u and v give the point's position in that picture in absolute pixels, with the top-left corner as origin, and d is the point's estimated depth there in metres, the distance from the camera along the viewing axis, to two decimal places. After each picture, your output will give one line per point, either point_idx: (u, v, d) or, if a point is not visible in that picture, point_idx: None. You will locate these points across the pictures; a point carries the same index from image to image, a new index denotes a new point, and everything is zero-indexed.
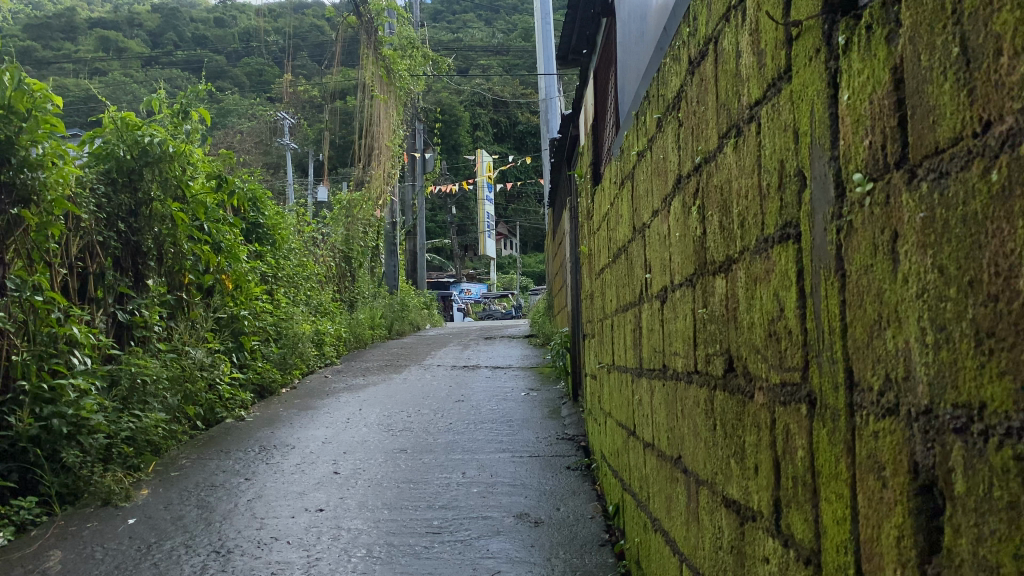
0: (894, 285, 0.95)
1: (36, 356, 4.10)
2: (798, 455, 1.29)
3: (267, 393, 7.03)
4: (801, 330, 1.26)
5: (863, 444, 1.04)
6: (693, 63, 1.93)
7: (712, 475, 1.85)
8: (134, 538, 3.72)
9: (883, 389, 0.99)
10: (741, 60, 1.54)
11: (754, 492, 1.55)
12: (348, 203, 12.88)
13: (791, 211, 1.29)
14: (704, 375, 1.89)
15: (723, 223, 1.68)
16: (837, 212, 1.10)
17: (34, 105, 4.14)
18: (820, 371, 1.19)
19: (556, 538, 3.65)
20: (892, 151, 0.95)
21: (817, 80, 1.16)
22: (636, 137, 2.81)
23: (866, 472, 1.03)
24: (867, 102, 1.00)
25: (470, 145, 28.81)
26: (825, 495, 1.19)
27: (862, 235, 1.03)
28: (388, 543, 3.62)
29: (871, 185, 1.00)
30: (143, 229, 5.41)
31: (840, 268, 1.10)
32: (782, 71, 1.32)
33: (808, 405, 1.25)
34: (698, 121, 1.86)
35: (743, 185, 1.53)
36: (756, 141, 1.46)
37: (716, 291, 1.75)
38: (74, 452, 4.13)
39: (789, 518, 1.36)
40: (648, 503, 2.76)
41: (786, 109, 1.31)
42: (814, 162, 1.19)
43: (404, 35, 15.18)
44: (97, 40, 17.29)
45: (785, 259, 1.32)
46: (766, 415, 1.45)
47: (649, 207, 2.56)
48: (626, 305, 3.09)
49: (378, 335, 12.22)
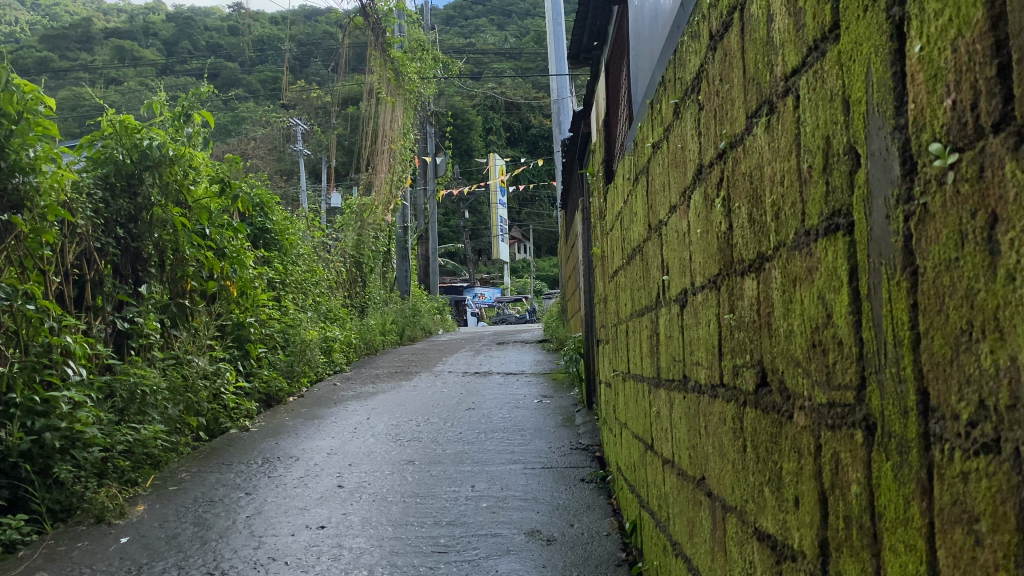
0: (992, 285, 0.73)
1: (29, 368, 3.88)
2: (851, 491, 1.08)
3: (273, 402, 6.82)
4: (855, 341, 1.04)
5: (946, 487, 0.82)
6: (715, 37, 1.71)
7: (742, 503, 1.62)
8: (124, 560, 3.51)
9: (976, 419, 0.77)
10: (773, 24, 1.33)
11: (794, 528, 1.32)
12: (358, 209, 12.67)
13: (840, 196, 1.08)
14: (731, 390, 1.66)
15: (753, 216, 1.46)
16: (906, 194, 0.88)
17: (25, 107, 3.92)
18: (881, 393, 0.97)
19: (570, 557, 3.43)
20: (988, 109, 0.73)
21: (874, 33, 0.95)
22: (651, 128, 2.58)
23: (952, 523, 0.81)
24: (950, 50, 0.79)
25: (483, 149, 28.58)
26: (889, 543, 0.97)
27: (943, 219, 0.81)
28: (391, 564, 3.41)
29: (956, 157, 0.78)
30: (144, 235, 5.23)
31: (909, 265, 0.88)
32: (826, 30, 1.10)
33: (865, 432, 1.03)
34: (722, 102, 1.64)
35: (778, 171, 1.31)
36: (793, 117, 1.24)
37: (744, 294, 1.53)
38: (67, 467, 3.92)
39: (839, 564, 1.14)
40: (668, 524, 2.54)
41: (832, 75, 1.09)
42: (872, 135, 0.97)
43: (414, 37, 15.04)
44: (114, 49, 17.24)
45: (833, 255, 1.10)
46: (808, 441, 1.23)
47: (666, 202, 2.34)
48: (642, 311, 2.87)
49: (391, 339, 12.01)
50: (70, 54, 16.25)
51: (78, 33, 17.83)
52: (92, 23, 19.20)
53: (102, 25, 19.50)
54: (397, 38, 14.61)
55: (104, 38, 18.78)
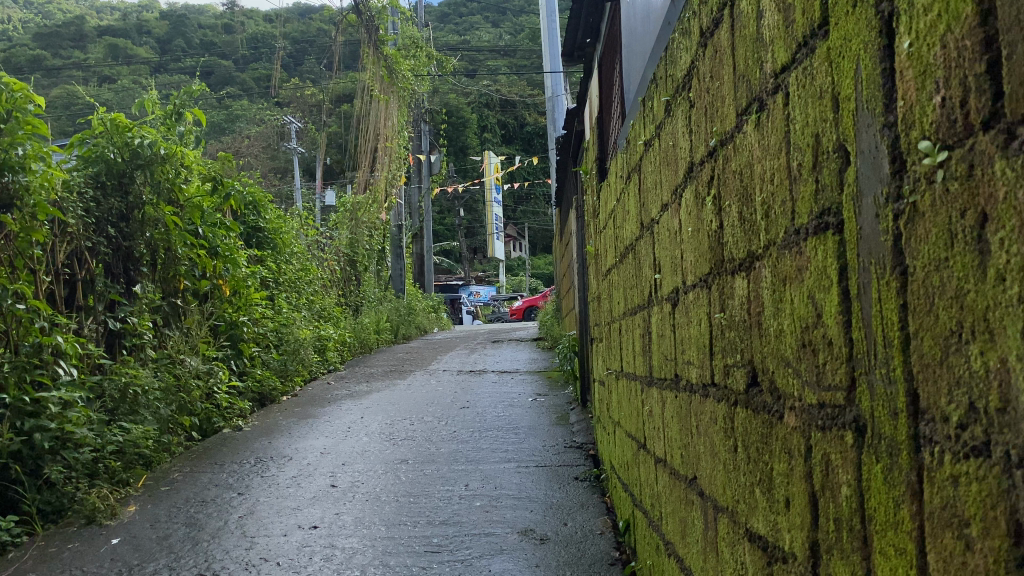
0: (981, 286, 0.72)
1: (19, 369, 3.84)
2: (842, 493, 1.06)
3: (267, 402, 6.78)
4: (845, 342, 1.03)
5: (936, 491, 0.81)
6: (704, 35, 1.70)
7: (732, 503, 1.62)
8: (115, 561, 3.49)
9: (966, 422, 0.75)
10: (763, 20, 1.31)
11: (785, 529, 1.31)
12: (352, 207, 12.61)
13: (830, 194, 1.06)
14: (722, 389, 1.65)
15: (743, 214, 1.45)
16: (894, 193, 0.87)
17: (14, 106, 3.88)
18: (872, 393, 0.96)
19: (563, 556, 3.42)
20: (977, 106, 0.72)
21: (864, 28, 0.93)
22: (643, 125, 2.56)
23: (942, 528, 0.80)
24: (939, 46, 0.77)
25: (478, 146, 28.56)
26: (879, 547, 0.95)
27: (931, 219, 0.80)
28: (383, 564, 3.39)
29: (945, 154, 0.77)
30: (135, 234, 5.18)
31: (899, 264, 0.87)
32: (816, 26, 1.08)
33: (856, 433, 1.01)
34: (713, 99, 1.63)
35: (768, 168, 1.30)
36: (783, 114, 1.22)
37: (735, 293, 1.52)
38: (57, 468, 3.89)
39: (830, 566, 1.13)
40: (661, 523, 2.53)
41: (822, 71, 1.07)
42: (863, 133, 0.95)
43: (408, 34, 14.92)
44: (108, 48, 17.19)
45: (823, 254, 1.08)
46: (799, 441, 1.22)
47: (658, 200, 2.32)
48: (635, 309, 2.85)
49: (386, 337, 11.97)
50: (63, 53, 16.20)
51: (70, 32, 17.84)
52: (86, 22, 19.18)
53: (96, 24, 19.42)
54: (391, 36, 14.51)
55: (97, 37, 18.72)
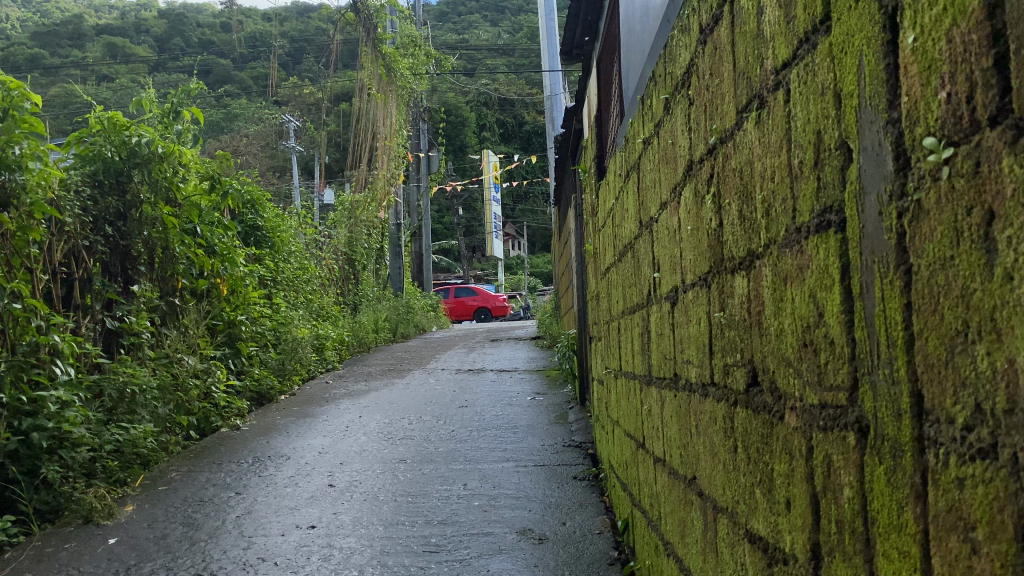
0: (988, 285, 0.70)
1: (15, 369, 3.79)
2: (845, 495, 1.05)
3: (265, 401, 6.75)
4: (848, 341, 1.01)
5: (941, 494, 0.79)
6: (704, 32, 1.68)
7: (732, 504, 1.60)
8: (112, 561, 3.47)
9: (972, 423, 0.74)
10: (763, 17, 1.30)
11: (785, 530, 1.29)
12: (350, 205, 12.59)
13: (831, 192, 1.05)
14: (722, 389, 1.64)
15: (743, 212, 1.43)
16: (898, 190, 0.86)
17: (11, 104, 3.86)
18: (874, 393, 0.94)
19: (562, 556, 3.40)
20: (985, 102, 0.71)
21: (867, 22, 0.91)
22: (643, 123, 2.54)
23: (947, 531, 0.79)
24: (944, 40, 0.76)
25: (476, 145, 28.55)
26: (883, 549, 0.94)
27: (936, 216, 0.78)
28: (381, 564, 3.37)
29: (951, 151, 0.75)
30: (133, 233, 5.11)
31: (903, 263, 0.85)
32: (818, 21, 1.07)
33: (858, 434, 1.00)
34: (713, 97, 1.61)
35: (768, 165, 1.28)
36: (783, 111, 1.21)
37: (735, 291, 1.50)
38: (55, 467, 3.87)
39: (831, 568, 1.12)
40: (660, 523, 2.52)
41: (823, 68, 1.05)
42: (865, 130, 0.94)
43: (406, 33, 14.89)
44: (106, 47, 17.20)
45: (825, 252, 1.07)
46: (799, 441, 1.21)
47: (657, 198, 2.30)
48: (634, 307, 2.83)
49: (384, 336, 11.95)
50: (61, 52, 16.20)
51: (68, 31, 17.88)
52: (85, 21, 19.19)
53: (93, 23, 19.42)
54: (389, 34, 14.49)
55: (96, 35, 18.72)
